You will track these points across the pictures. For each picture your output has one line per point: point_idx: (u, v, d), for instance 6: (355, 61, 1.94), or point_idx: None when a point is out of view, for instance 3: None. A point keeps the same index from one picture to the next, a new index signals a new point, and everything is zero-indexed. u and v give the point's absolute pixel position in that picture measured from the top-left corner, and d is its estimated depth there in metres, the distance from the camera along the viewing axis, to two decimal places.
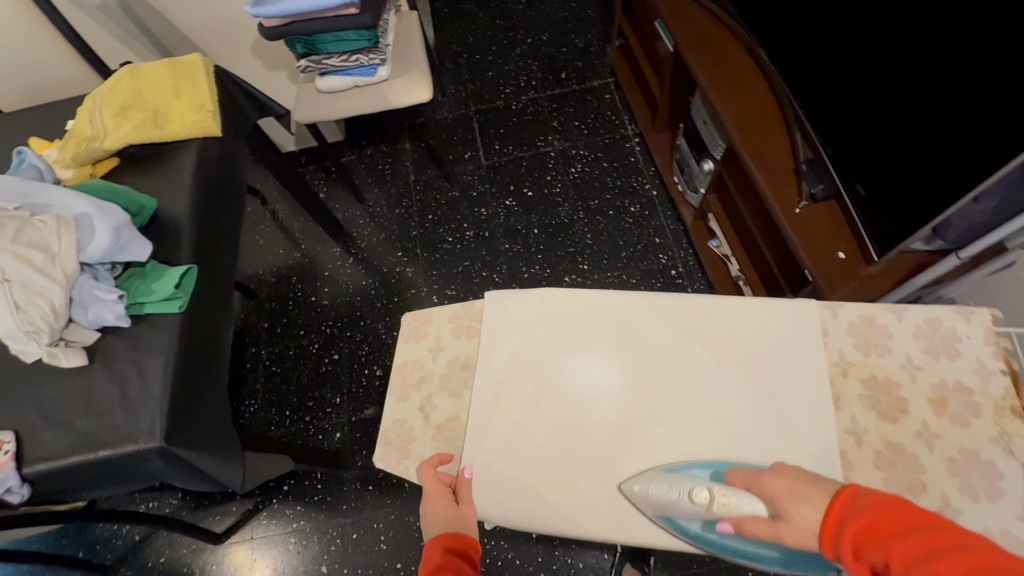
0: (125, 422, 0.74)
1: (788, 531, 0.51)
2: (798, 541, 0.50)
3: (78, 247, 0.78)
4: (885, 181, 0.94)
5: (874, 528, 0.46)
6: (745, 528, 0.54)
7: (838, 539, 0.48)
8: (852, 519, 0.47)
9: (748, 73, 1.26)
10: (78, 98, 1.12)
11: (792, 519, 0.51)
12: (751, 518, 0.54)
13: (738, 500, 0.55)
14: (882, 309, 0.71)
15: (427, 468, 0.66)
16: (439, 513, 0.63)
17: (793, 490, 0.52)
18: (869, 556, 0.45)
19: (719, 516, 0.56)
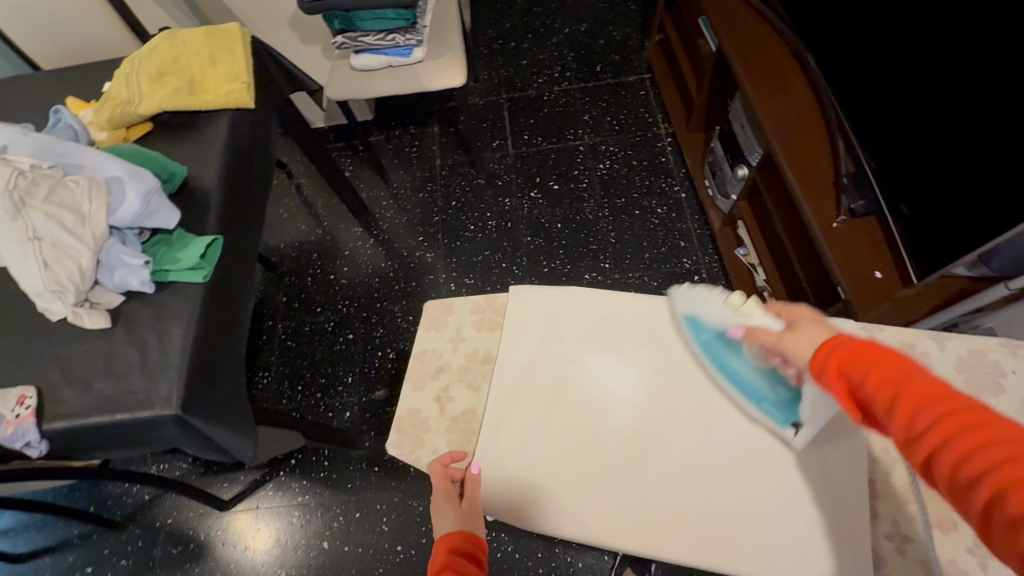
0: (143, 387, 0.75)
1: (791, 339, 0.53)
2: (792, 347, 0.52)
3: (108, 210, 0.78)
4: (931, 202, 0.90)
5: (865, 355, 0.45)
6: (752, 333, 0.57)
7: (824, 357, 0.48)
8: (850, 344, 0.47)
9: (794, 78, 1.22)
10: (116, 61, 1.12)
11: (799, 332, 0.53)
12: (761, 329, 0.56)
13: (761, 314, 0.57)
14: (921, 336, 0.69)
15: (436, 466, 0.65)
16: (446, 512, 0.62)
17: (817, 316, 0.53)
18: (845, 374, 0.45)
19: (736, 322, 0.60)
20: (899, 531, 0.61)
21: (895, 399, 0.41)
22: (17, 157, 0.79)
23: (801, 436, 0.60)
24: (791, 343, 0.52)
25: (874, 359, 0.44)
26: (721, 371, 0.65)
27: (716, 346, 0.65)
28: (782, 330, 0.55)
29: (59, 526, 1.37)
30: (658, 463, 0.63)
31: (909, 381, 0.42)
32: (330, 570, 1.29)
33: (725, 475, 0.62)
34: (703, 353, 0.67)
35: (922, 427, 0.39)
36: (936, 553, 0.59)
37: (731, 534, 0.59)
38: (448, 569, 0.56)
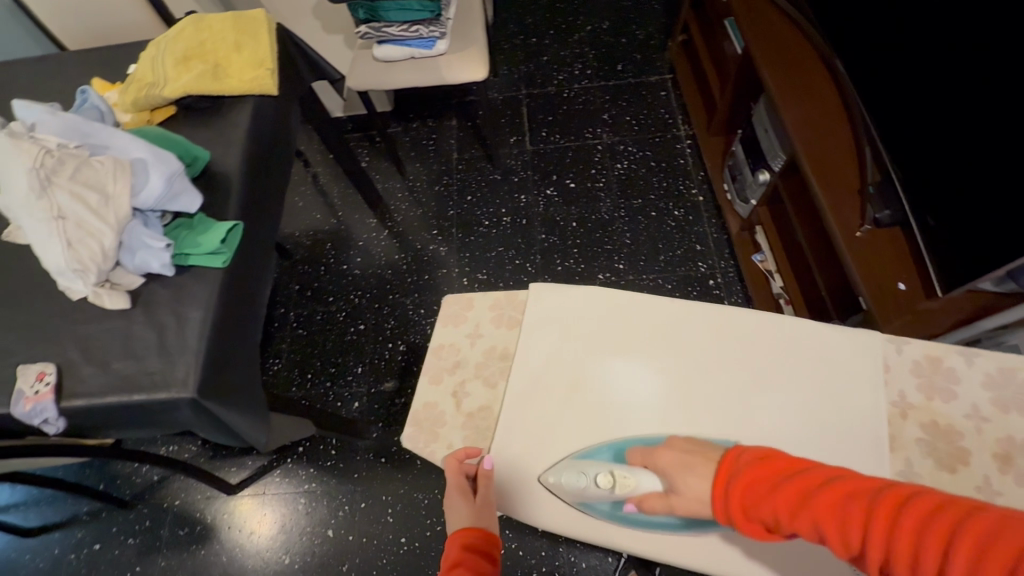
0: (160, 368, 0.75)
1: (680, 501, 0.53)
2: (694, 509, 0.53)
3: (132, 191, 0.78)
4: (959, 215, 0.88)
5: (760, 491, 0.49)
6: (646, 503, 0.56)
7: (726, 500, 0.50)
8: (735, 482, 0.50)
9: (821, 84, 1.20)
10: (141, 43, 1.13)
11: (683, 491, 0.53)
12: (649, 494, 0.56)
13: (637, 480, 0.57)
14: (950, 351, 0.67)
15: (451, 460, 0.65)
16: (457, 509, 0.63)
17: (682, 467, 0.55)
18: (760, 514, 0.48)
19: (622, 497, 0.58)
20: None
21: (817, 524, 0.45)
22: (44, 135, 0.79)
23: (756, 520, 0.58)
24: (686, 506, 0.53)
25: (773, 485, 0.48)
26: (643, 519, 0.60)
27: (623, 508, 0.60)
28: (665, 488, 0.55)
29: (69, 502, 1.38)
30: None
31: (809, 498, 0.46)
32: (333, 558, 1.30)
33: None
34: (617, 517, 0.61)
35: (857, 546, 0.43)
36: None
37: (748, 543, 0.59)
38: (462, 565, 0.59)
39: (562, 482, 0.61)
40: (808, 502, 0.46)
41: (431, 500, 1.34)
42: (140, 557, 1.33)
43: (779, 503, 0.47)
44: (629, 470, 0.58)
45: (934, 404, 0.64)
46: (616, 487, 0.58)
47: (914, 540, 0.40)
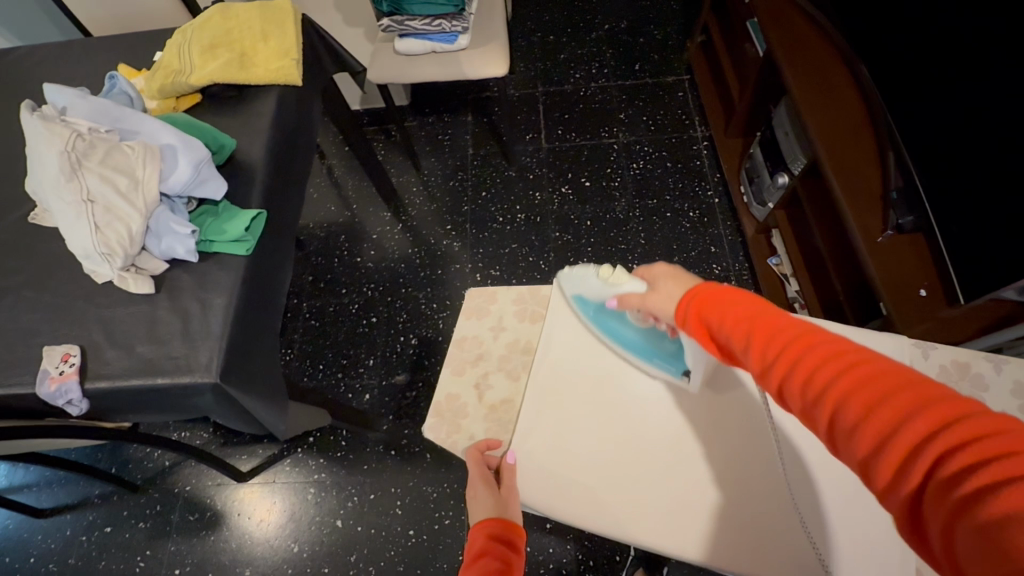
0: (183, 353, 0.76)
1: (653, 298, 0.61)
2: (656, 304, 0.60)
3: (160, 176, 0.79)
4: (984, 221, 0.87)
5: (716, 303, 0.52)
6: (623, 300, 0.64)
7: (686, 307, 0.55)
8: (705, 292, 0.54)
9: (844, 88, 1.19)
10: (167, 31, 1.13)
11: (660, 289, 0.60)
12: (631, 292, 0.64)
13: (627, 280, 0.65)
14: (975, 357, 0.67)
15: (472, 452, 0.69)
16: (481, 499, 0.65)
17: (667, 273, 0.60)
18: (709, 320, 0.52)
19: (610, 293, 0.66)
20: None
21: (748, 339, 0.48)
22: (75, 120, 0.80)
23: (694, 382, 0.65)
24: (652, 299, 0.60)
25: (731, 304, 0.51)
26: (614, 343, 0.70)
27: (602, 320, 0.70)
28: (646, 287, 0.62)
29: (82, 484, 1.40)
30: (664, 400, 0.68)
31: (756, 318, 0.49)
32: (341, 549, 1.30)
33: (755, 497, 0.61)
34: (596, 326, 0.71)
35: (770, 361, 0.46)
36: None
37: (767, 541, 0.58)
38: (488, 552, 0.60)
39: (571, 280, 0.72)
40: (751, 317, 0.49)
41: (440, 494, 1.34)
42: (151, 541, 1.34)
43: (731, 311, 0.51)
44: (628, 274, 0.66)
45: None
46: (608, 280, 0.66)
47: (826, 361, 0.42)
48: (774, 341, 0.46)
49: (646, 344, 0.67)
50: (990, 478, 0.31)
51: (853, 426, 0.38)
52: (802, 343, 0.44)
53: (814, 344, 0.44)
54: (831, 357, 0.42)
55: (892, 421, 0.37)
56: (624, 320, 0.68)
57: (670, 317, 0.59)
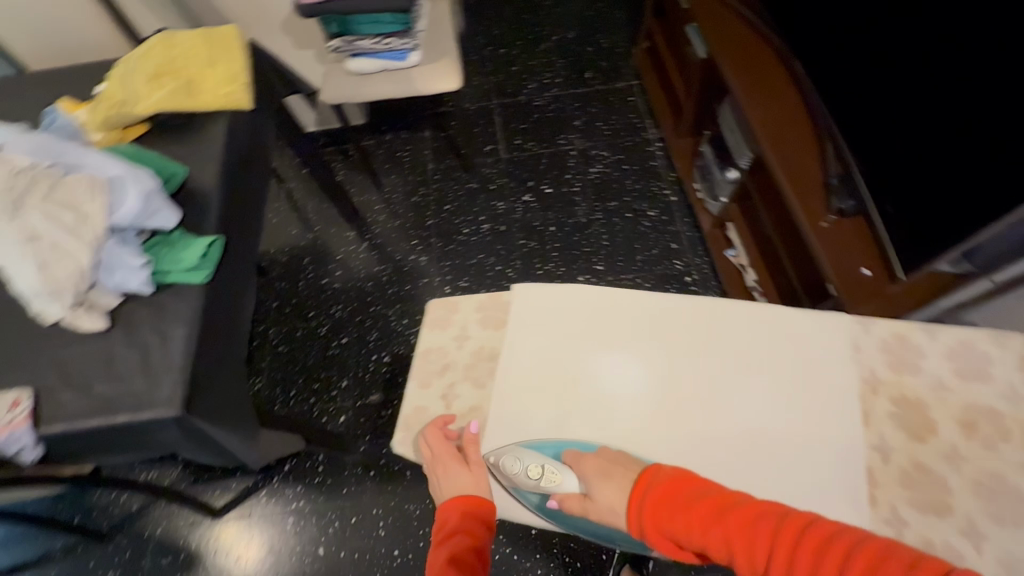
0: (143, 388, 0.74)
1: (594, 507, 0.61)
2: (600, 514, 0.61)
3: (109, 210, 0.76)
4: (917, 200, 0.93)
5: (672, 509, 0.58)
6: (565, 503, 0.63)
7: (642, 519, 0.59)
8: (654, 490, 0.60)
9: (781, 85, 1.25)
10: (107, 62, 1.11)
11: (600, 493, 0.61)
12: (569, 496, 0.63)
13: (562, 479, 0.64)
14: (912, 328, 0.70)
15: (432, 431, 0.69)
16: (457, 477, 0.66)
17: (601, 470, 0.62)
18: (675, 529, 0.57)
19: (549, 493, 0.64)
20: (897, 516, 0.60)
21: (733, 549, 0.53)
22: (14, 156, 0.78)
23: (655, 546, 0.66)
24: (596, 510, 0.61)
25: (686, 506, 0.57)
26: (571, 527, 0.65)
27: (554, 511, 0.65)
28: (584, 492, 0.62)
29: (42, 538, 1.32)
30: None
31: (719, 517, 0.55)
32: None
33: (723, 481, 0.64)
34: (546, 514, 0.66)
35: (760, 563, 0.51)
36: (931, 536, 0.59)
37: None
38: (460, 533, 0.64)
39: (503, 466, 0.65)
40: (722, 522, 0.55)
41: (422, 510, 1.33)
42: None
43: (689, 515, 0.57)
44: (558, 468, 0.64)
45: (901, 377, 0.68)
46: (546, 480, 0.64)
47: (815, 556, 0.49)
48: (752, 538, 0.52)
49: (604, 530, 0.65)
50: None
51: None
52: (784, 539, 0.51)
53: (788, 531, 0.51)
54: (816, 548, 0.49)
55: None
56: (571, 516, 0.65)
57: (622, 525, 0.60)
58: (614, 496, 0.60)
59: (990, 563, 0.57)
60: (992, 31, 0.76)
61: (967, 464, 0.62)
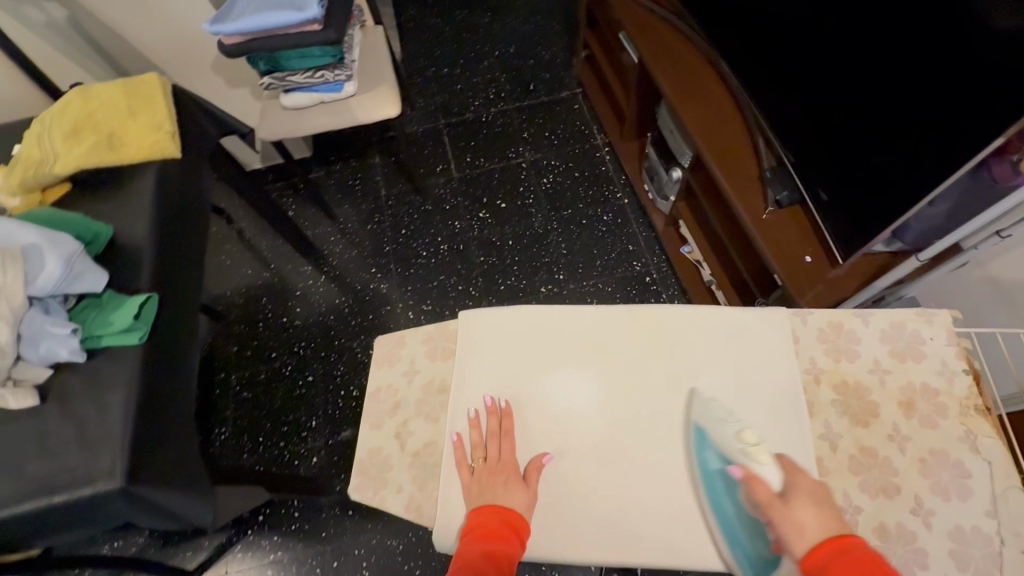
0: (81, 463, 0.70)
1: (782, 511, 0.55)
2: (783, 519, 0.54)
3: (26, 278, 0.73)
4: (846, 186, 0.97)
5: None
6: (751, 482, 0.58)
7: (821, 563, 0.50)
8: (851, 554, 0.50)
9: (713, 85, 1.28)
10: (24, 122, 1.07)
11: (796, 502, 0.55)
12: (761, 482, 0.58)
13: (768, 466, 0.59)
14: (847, 315, 0.73)
15: (495, 425, 0.68)
16: (511, 489, 0.63)
17: (815, 495, 0.55)
18: None
19: (739, 462, 0.61)
20: (850, 502, 0.62)
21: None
22: None
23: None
24: (780, 513, 0.55)
25: None
26: (707, 502, 0.62)
27: (711, 476, 0.63)
28: (780, 492, 0.56)
29: None
30: None
31: None
32: None
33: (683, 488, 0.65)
34: (698, 471, 0.64)
35: None
36: (883, 518, 0.61)
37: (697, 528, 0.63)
38: (496, 539, 0.59)
39: (714, 412, 0.66)
40: None
41: (406, 545, 1.30)
42: None
43: None
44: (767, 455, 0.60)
45: (840, 365, 0.70)
46: (748, 452, 0.61)
47: None
48: None
49: (740, 534, 0.60)
50: None
51: None
52: None
53: None
54: None
55: None
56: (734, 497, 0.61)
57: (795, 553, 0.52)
58: (812, 517, 0.53)
59: (939, 537, 0.59)
60: (891, 20, 0.80)
61: (909, 442, 0.65)
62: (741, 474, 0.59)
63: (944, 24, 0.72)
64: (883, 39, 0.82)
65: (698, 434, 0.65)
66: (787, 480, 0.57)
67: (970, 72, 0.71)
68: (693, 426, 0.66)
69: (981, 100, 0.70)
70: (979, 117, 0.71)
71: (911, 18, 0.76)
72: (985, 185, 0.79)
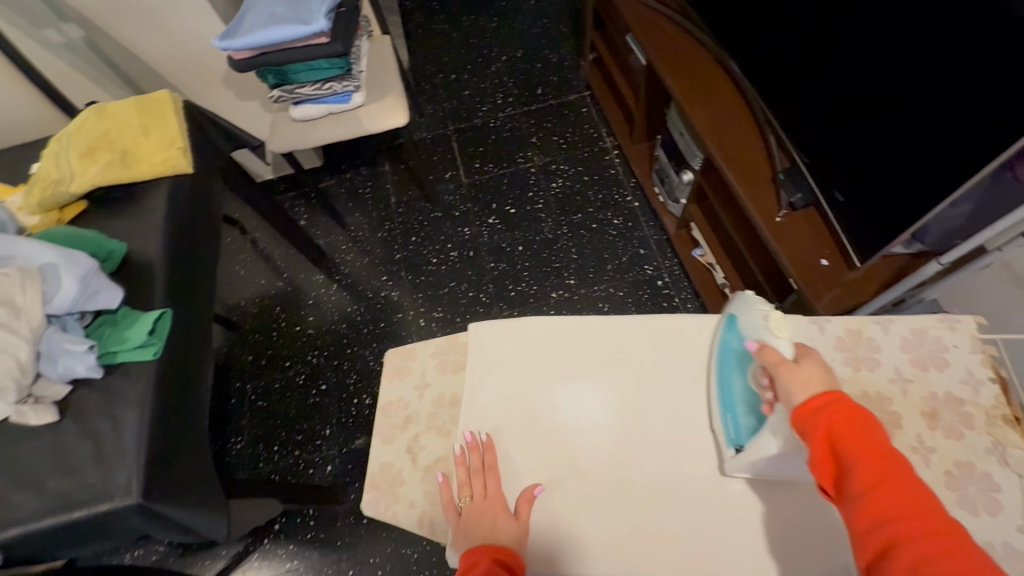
0: (98, 479, 0.71)
1: (788, 372, 0.57)
2: (787, 378, 0.57)
3: (44, 298, 0.74)
4: (862, 187, 0.95)
5: (847, 434, 0.51)
6: (765, 349, 0.60)
7: (817, 415, 0.53)
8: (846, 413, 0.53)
9: (722, 85, 1.27)
10: (42, 142, 1.09)
11: (804, 367, 0.57)
12: (774, 351, 0.60)
13: (784, 340, 0.60)
14: (866, 322, 0.71)
15: (479, 459, 0.66)
16: (501, 523, 0.62)
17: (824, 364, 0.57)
18: (837, 449, 0.51)
19: (760, 337, 0.62)
20: None
21: (879, 504, 0.48)
22: None
23: (734, 462, 0.62)
24: (788, 371, 0.57)
25: (864, 445, 0.50)
26: (716, 381, 0.68)
27: (728, 357, 0.67)
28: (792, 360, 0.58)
29: None
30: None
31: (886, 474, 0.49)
32: None
33: (698, 501, 0.64)
34: (717, 353, 0.69)
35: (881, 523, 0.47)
36: None
37: (715, 545, 0.61)
38: None
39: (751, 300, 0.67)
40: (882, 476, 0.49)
41: (420, 554, 1.30)
42: None
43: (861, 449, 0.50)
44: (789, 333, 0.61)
45: (861, 373, 0.68)
46: (770, 327, 0.62)
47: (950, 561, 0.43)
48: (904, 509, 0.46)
49: (737, 404, 0.64)
50: None
51: None
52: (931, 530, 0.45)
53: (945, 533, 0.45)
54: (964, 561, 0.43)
55: None
56: (741, 373, 0.65)
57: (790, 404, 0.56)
58: (816, 378, 0.56)
59: None
60: (908, 17, 0.78)
61: (935, 453, 0.62)
62: (755, 345, 0.62)
63: (963, 20, 0.70)
64: (899, 36, 0.80)
65: (728, 320, 0.69)
66: (798, 352, 0.59)
67: (991, 68, 0.68)
68: (727, 315, 0.70)
69: (1005, 97, 0.68)
70: (1002, 115, 0.69)
71: (927, 15, 0.74)
72: (1009, 186, 0.76)
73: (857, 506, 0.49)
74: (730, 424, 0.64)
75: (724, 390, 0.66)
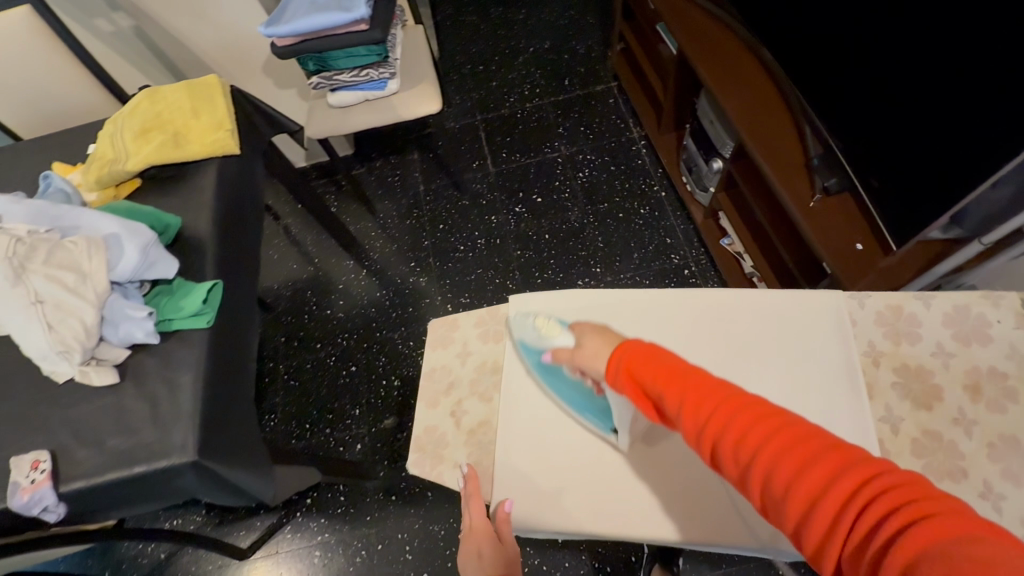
0: (157, 438, 0.75)
1: (580, 356, 0.63)
2: (584, 361, 0.62)
3: (108, 266, 0.79)
4: (898, 171, 0.94)
5: (648, 369, 0.54)
6: (556, 351, 0.66)
7: (617, 366, 0.57)
8: (639, 352, 0.56)
9: (753, 72, 1.27)
10: (98, 123, 1.14)
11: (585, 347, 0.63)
12: (562, 348, 0.66)
13: (559, 334, 0.67)
14: (907, 298, 0.72)
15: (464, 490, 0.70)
16: (486, 549, 0.67)
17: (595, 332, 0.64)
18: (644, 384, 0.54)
19: (546, 345, 0.68)
20: None
21: (693, 411, 0.49)
22: (14, 225, 0.80)
23: (621, 439, 0.66)
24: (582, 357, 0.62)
25: (661, 368, 0.53)
26: (548, 390, 0.72)
27: (542, 368, 0.72)
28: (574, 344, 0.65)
29: None
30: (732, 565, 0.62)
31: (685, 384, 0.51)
32: None
33: None
34: (535, 373, 0.73)
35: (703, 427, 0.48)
36: None
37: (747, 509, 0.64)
38: None
39: (519, 320, 0.74)
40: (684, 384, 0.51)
41: (447, 531, 1.32)
42: None
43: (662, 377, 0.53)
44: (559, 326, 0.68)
45: (901, 347, 0.69)
46: (544, 332, 0.69)
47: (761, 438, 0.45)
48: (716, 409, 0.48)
49: (581, 397, 0.69)
50: (906, 518, 0.36)
51: (785, 487, 0.42)
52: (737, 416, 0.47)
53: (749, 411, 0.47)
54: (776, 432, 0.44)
55: (837, 496, 0.40)
56: (563, 376, 0.70)
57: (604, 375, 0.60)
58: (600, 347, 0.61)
59: (1012, 523, 0.57)
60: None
61: (977, 425, 0.63)
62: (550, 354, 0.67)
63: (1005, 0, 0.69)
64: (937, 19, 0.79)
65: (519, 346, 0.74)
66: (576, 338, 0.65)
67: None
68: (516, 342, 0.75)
69: None
70: None
71: None
72: None
73: (683, 423, 0.50)
74: (591, 415, 0.68)
75: (563, 396, 0.70)
